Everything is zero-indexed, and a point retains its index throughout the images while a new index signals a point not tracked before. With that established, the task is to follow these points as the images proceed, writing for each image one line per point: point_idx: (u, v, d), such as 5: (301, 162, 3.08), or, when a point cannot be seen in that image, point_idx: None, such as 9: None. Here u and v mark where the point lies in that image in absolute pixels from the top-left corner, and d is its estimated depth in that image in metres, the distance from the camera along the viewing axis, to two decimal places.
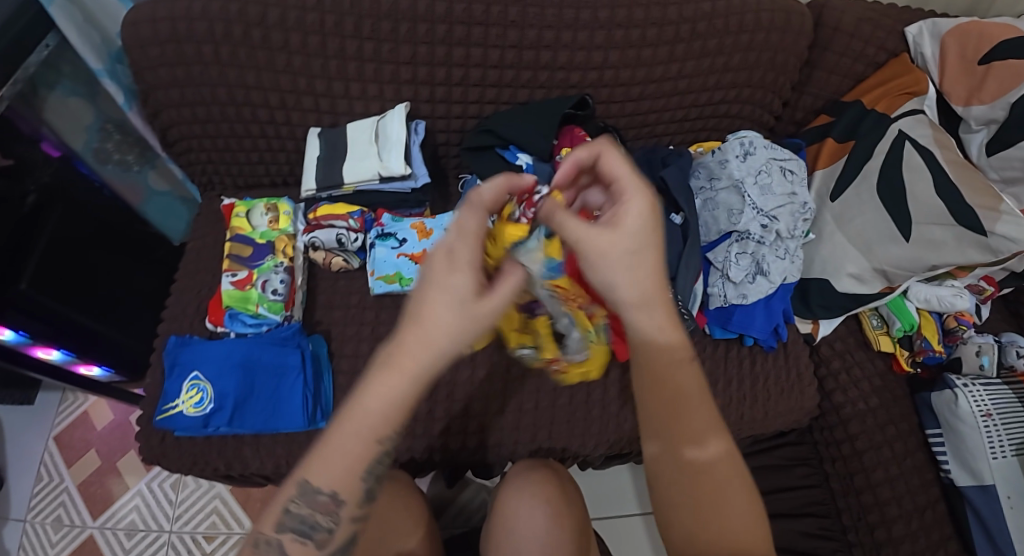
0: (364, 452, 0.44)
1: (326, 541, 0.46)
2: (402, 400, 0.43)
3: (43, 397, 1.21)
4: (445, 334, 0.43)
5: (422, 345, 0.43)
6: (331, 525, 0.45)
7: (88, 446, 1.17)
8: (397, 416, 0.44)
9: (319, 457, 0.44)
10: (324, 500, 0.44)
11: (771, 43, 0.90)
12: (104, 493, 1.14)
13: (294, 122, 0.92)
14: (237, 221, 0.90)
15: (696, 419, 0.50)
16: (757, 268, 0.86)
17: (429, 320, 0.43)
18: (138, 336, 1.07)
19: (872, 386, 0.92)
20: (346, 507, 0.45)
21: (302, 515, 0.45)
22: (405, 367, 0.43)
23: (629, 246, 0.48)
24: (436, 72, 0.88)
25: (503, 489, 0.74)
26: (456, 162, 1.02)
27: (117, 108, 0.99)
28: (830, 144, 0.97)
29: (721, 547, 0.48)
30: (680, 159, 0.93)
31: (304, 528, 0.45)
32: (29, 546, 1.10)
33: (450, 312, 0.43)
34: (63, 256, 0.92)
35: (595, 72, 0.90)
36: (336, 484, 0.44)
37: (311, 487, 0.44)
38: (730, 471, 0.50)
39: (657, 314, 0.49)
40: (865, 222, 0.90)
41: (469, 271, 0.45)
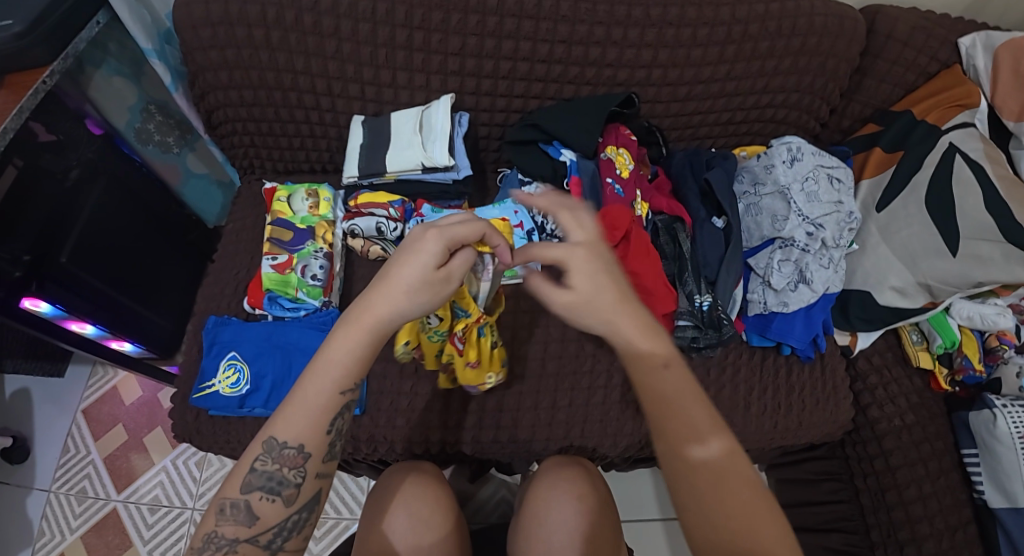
0: (326, 403, 0.48)
1: (292, 496, 0.48)
2: (364, 348, 0.49)
3: (73, 370, 1.23)
4: (406, 292, 0.48)
5: (382, 300, 0.48)
6: (299, 479, 0.48)
7: (115, 420, 1.19)
8: (358, 362, 0.49)
9: (285, 412, 0.48)
10: (292, 454, 0.47)
11: (823, 48, 0.88)
12: (129, 468, 1.15)
13: (338, 109, 0.92)
14: (278, 205, 0.91)
15: (699, 425, 0.47)
16: (799, 276, 0.84)
17: (394, 282, 0.48)
18: (168, 315, 1.08)
19: (908, 403, 0.90)
20: (312, 461, 0.48)
21: (270, 471, 0.48)
22: (368, 320, 0.48)
23: (582, 301, 0.50)
24: (483, 64, 0.87)
25: (534, 484, 0.74)
26: (495, 157, 1.02)
27: (161, 89, 0.99)
28: (879, 153, 0.95)
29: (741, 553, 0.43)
30: (726, 162, 0.92)
31: (272, 484, 0.48)
32: (53, 516, 1.12)
33: (414, 278, 0.48)
34: (102, 232, 0.92)
35: (643, 70, 0.89)
36: (303, 436, 0.48)
37: (278, 441, 0.47)
38: (738, 469, 0.46)
39: (634, 326, 0.51)
40: (912, 234, 0.88)
41: (436, 239, 0.49)
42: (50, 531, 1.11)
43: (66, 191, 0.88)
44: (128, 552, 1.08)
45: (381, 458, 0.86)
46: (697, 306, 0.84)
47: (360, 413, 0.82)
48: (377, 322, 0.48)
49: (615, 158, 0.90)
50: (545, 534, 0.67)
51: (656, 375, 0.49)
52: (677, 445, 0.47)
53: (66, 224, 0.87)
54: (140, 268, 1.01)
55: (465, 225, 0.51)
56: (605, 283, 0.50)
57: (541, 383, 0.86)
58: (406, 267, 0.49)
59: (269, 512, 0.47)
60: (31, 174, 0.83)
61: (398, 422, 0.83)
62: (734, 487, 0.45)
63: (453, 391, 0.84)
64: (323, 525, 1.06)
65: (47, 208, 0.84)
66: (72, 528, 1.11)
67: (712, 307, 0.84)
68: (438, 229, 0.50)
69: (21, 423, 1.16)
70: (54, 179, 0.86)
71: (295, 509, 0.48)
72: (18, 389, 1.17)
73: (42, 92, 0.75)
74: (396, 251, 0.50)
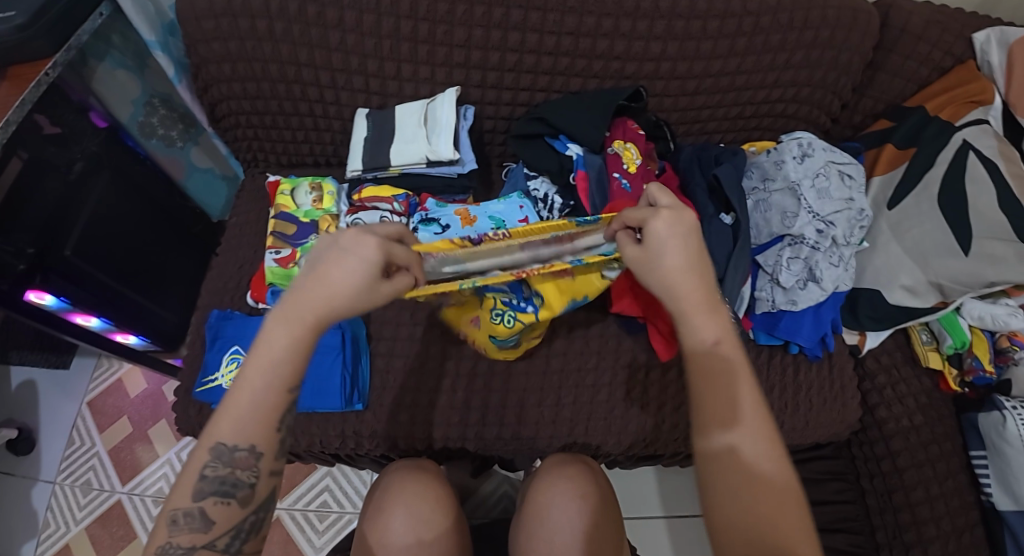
0: (274, 401, 0.48)
1: (247, 496, 0.48)
2: (305, 348, 0.49)
3: (78, 362, 1.23)
4: (343, 297, 0.49)
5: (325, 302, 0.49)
6: (253, 479, 0.48)
7: (120, 412, 1.19)
8: (300, 361, 0.49)
9: (230, 416, 0.47)
10: (243, 455, 0.47)
11: (836, 41, 0.86)
12: (134, 460, 1.15)
13: (343, 102, 0.91)
14: (282, 198, 0.90)
15: (737, 406, 0.48)
16: (809, 274, 0.83)
17: (337, 285, 0.49)
18: (171, 308, 1.08)
19: (917, 403, 0.89)
20: (265, 459, 0.48)
21: (222, 475, 0.47)
22: (307, 319, 0.49)
23: (650, 258, 0.54)
24: (489, 56, 0.86)
25: (536, 480, 0.73)
26: (500, 150, 1.01)
27: (164, 83, 0.97)
28: (891, 149, 0.93)
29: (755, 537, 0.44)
30: (735, 158, 0.90)
31: (226, 487, 0.47)
32: (58, 508, 1.12)
33: (356, 284, 0.50)
34: (105, 226, 0.92)
35: (652, 63, 0.88)
36: (253, 439, 0.48)
37: (227, 447, 0.47)
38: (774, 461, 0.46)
39: (695, 297, 0.52)
40: (923, 232, 0.86)
41: (380, 248, 0.50)
42: (55, 522, 1.11)
43: (71, 185, 0.87)
44: (133, 543, 1.09)
45: (384, 454, 0.85)
46: None
47: (363, 408, 0.82)
48: (318, 322, 0.49)
49: (622, 153, 0.88)
50: (549, 534, 0.66)
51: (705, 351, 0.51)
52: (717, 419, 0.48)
53: (70, 216, 0.86)
54: (143, 260, 1.01)
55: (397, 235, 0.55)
56: (675, 251, 0.53)
57: (546, 380, 0.85)
58: (346, 271, 0.49)
59: (226, 514, 0.47)
60: (42, 169, 0.81)
61: (402, 418, 0.82)
62: (769, 473, 0.46)
63: (456, 387, 0.84)
64: (328, 519, 1.06)
65: (53, 201, 0.84)
66: (77, 520, 1.11)
67: None
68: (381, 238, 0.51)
69: (28, 414, 1.18)
70: (59, 174, 0.85)
71: (252, 508, 0.49)
72: (25, 380, 1.21)
73: (45, 84, 0.74)
74: (336, 252, 0.50)
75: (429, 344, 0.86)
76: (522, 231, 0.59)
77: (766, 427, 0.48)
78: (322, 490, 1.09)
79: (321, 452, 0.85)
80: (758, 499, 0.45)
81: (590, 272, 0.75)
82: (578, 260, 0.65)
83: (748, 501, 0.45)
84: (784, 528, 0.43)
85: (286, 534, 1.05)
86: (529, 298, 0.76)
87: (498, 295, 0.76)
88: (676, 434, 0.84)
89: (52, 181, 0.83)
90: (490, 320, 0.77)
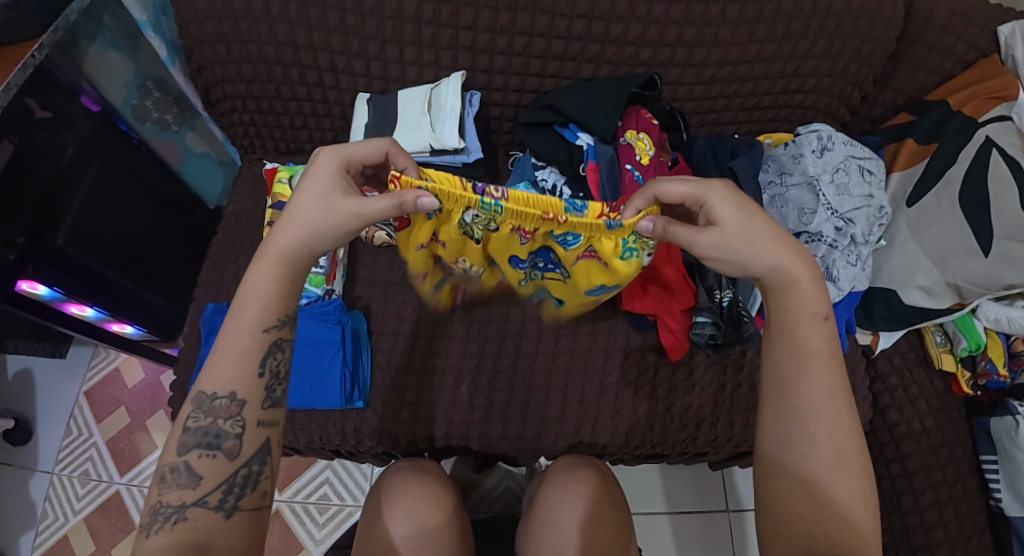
0: (250, 341, 0.49)
1: (234, 448, 0.48)
2: (276, 279, 0.51)
3: (74, 352, 1.21)
4: (301, 221, 0.50)
5: (284, 230, 0.51)
6: (238, 429, 0.48)
7: (118, 403, 1.18)
8: (270, 295, 0.50)
9: (212, 366, 0.49)
10: (224, 404, 0.48)
11: (860, 30, 0.83)
12: (133, 450, 1.14)
13: (342, 86, 0.88)
14: (280, 186, 0.88)
15: (821, 395, 0.49)
16: (824, 273, 0.80)
17: (293, 211, 0.51)
18: (174, 299, 1.06)
19: (928, 406, 0.87)
20: (248, 408, 0.49)
21: (205, 427, 0.47)
22: (271, 251, 0.51)
23: (732, 234, 0.51)
24: (497, 40, 0.83)
25: (546, 484, 0.71)
26: (507, 139, 0.98)
27: (157, 64, 0.92)
28: (911, 145, 0.90)
29: (822, 523, 0.48)
30: (752, 150, 0.86)
31: (210, 439, 0.47)
32: (55, 498, 1.11)
33: (309, 202, 0.51)
34: (99, 213, 0.89)
35: (667, 49, 0.84)
36: (232, 385, 0.48)
37: (207, 394, 0.48)
38: (852, 454, 0.49)
39: (800, 270, 0.51)
40: (943, 232, 0.84)
41: (331, 161, 0.53)
42: (53, 513, 1.10)
43: (63, 171, 0.84)
44: (131, 534, 1.08)
45: (384, 451, 0.83)
46: (717, 302, 0.80)
47: (363, 405, 0.80)
48: (277, 250, 0.50)
49: (635, 144, 0.85)
50: (557, 540, 0.64)
51: (805, 327, 0.50)
52: (796, 408, 0.49)
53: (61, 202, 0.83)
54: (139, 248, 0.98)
55: (364, 149, 0.55)
56: (755, 214, 0.52)
57: (552, 378, 0.83)
58: (302, 197, 0.52)
59: (212, 467, 0.47)
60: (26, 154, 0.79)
61: (403, 415, 0.81)
62: (844, 461, 0.49)
63: (459, 385, 0.82)
64: (330, 512, 1.05)
65: (42, 188, 0.81)
66: (75, 511, 1.10)
67: (732, 303, 0.80)
68: (337, 155, 0.54)
69: (25, 403, 1.17)
70: (49, 159, 0.83)
71: (243, 463, 0.48)
72: (21, 369, 1.19)
73: (31, 67, 0.70)
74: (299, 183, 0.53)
75: (434, 338, 0.84)
76: (519, 197, 0.55)
77: (847, 421, 0.49)
78: (322, 483, 1.08)
79: (322, 448, 0.84)
80: (819, 497, 0.49)
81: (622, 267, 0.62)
82: (615, 220, 0.56)
83: (811, 496, 0.49)
84: (850, 517, 0.48)
85: (286, 526, 1.04)
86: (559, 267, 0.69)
87: (526, 264, 0.70)
88: (683, 435, 0.82)
89: (41, 169, 0.81)
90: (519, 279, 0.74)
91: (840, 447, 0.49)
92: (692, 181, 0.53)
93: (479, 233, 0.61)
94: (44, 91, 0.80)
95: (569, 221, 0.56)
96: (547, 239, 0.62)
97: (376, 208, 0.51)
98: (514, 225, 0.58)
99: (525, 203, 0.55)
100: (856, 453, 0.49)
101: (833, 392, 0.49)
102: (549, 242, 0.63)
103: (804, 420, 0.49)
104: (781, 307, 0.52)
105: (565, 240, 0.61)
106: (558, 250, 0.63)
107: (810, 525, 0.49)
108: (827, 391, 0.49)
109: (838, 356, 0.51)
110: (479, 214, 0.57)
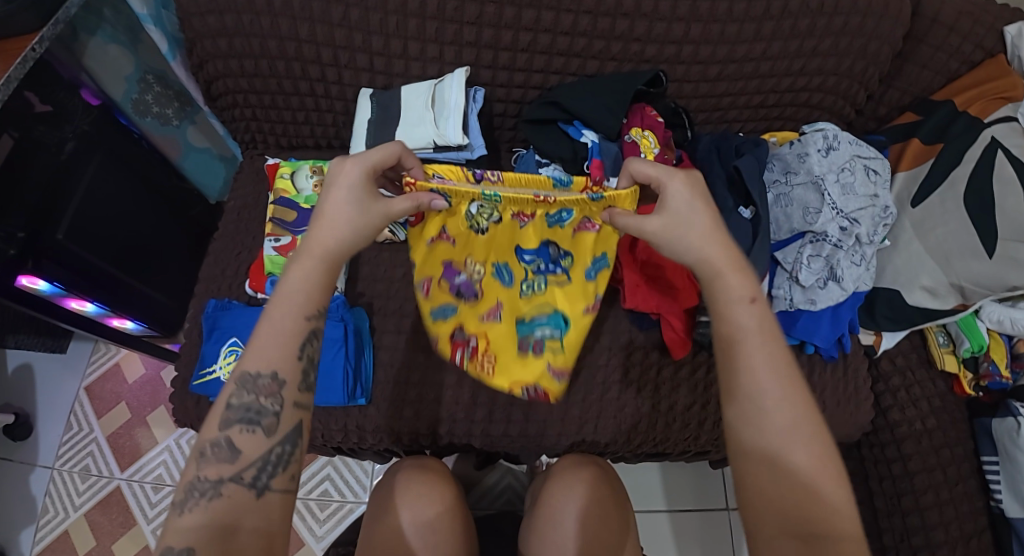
0: (294, 326, 0.48)
1: (273, 426, 0.46)
2: (318, 271, 0.50)
3: (75, 346, 1.21)
4: (344, 219, 0.52)
5: (326, 228, 0.51)
6: (278, 408, 0.47)
7: (119, 398, 1.17)
8: (314, 285, 0.50)
9: (252, 348, 0.47)
10: (266, 383, 0.46)
11: (866, 28, 0.82)
12: (133, 445, 1.14)
13: (344, 81, 0.87)
14: (282, 182, 0.87)
15: (763, 370, 0.46)
16: (829, 273, 0.79)
17: (333, 211, 0.52)
18: (173, 295, 1.06)
19: (931, 406, 0.87)
20: (289, 388, 0.47)
21: (247, 404, 0.46)
22: (314, 248, 0.50)
23: (671, 221, 0.54)
24: (501, 36, 0.82)
25: (550, 482, 0.71)
26: (510, 135, 0.97)
27: (160, 61, 0.91)
28: (916, 145, 0.89)
29: (792, 510, 0.43)
30: (757, 149, 0.86)
31: (251, 415, 0.46)
32: (56, 494, 1.11)
33: (346, 203, 0.52)
34: (100, 208, 0.88)
35: (673, 46, 0.84)
36: (275, 364, 0.47)
37: (251, 374, 0.46)
38: (810, 432, 0.45)
39: (722, 260, 0.52)
40: (947, 233, 0.83)
41: (358, 165, 0.54)
42: (53, 508, 1.10)
43: (63, 165, 0.84)
44: (132, 530, 1.08)
45: (386, 448, 0.83)
46: None
47: (365, 403, 0.80)
48: (323, 247, 0.50)
49: (639, 141, 0.85)
50: (561, 539, 0.64)
51: (735, 308, 0.49)
52: (739, 390, 0.47)
53: (62, 196, 0.83)
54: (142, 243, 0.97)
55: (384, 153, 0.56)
56: (697, 204, 0.55)
57: None
58: (338, 199, 0.52)
59: (251, 443, 0.45)
60: (27, 146, 0.79)
61: (405, 413, 0.80)
62: (806, 439, 0.44)
63: (462, 383, 0.82)
64: (331, 508, 1.05)
65: (43, 182, 0.80)
66: (76, 506, 1.10)
67: None
68: (362, 158, 0.54)
69: (25, 398, 1.16)
70: (48, 152, 0.82)
71: (278, 441, 0.46)
72: (21, 364, 1.18)
73: (31, 60, 0.69)
74: (326, 188, 0.53)
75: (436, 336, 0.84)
76: (515, 179, 0.66)
77: (800, 397, 0.46)
78: (323, 479, 1.08)
79: (324, 445, 0.84)
80: (785, 480, 0.44)
81: (609, 234, 0.71)
82: (597, 193, 0.63)
83: (775, 482, 0.44)
84: (820, 500, 0.43)
85: None
86: (559, 263, 0.74)
87: (528, 263, 0.74)
88: (686, 434, 0.82)
89: (40, 163, 0.81)
90: (522, 294, 0.75)
91: (798, 424, 0.45)
92: (659, 166, 0.57)
93: (482, 226, 0.70)
94: (44, 86, 0.80)
95: (558, 200, 0.65)
96: (543, 225, 0.71)
97: (403, 208, 0.57)
98: (515, 212, 0.69)
99: (522, 183, 0.66)
100: (817, 430, 0.45)
101: (776, 365, 0.46)
102: (544, 228, 0.72)
103: (756, 397, 0.46)
104: (713, 298, 0.52)
105: (559, 217, 0.70)
106: (554, 232, 0.72)
107: (782, 513, 0.44)
108: (771, 365, 0.47)
109: (779, 334, 0.49)
110: (483, 205, 0.67)
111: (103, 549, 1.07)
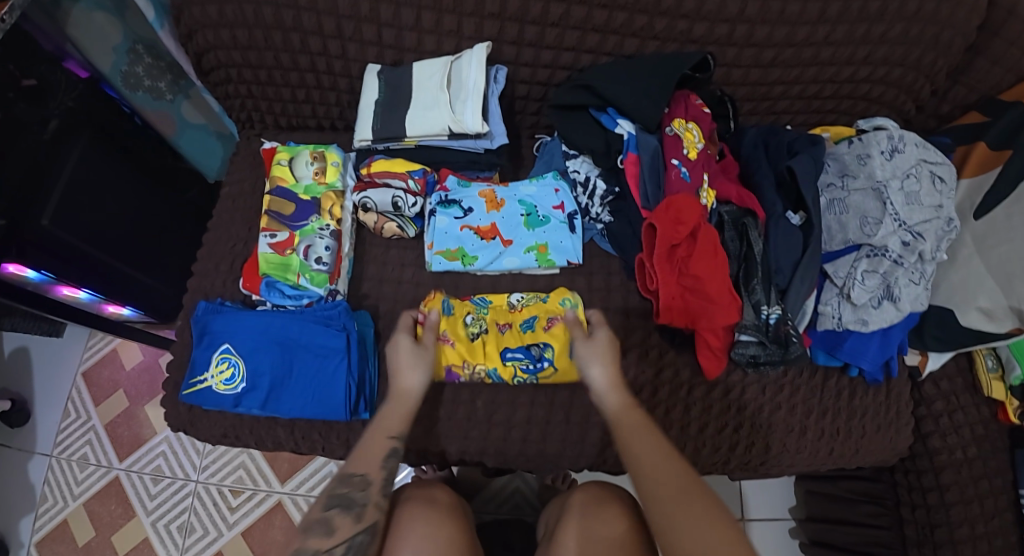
0: (379, 438, 0.61)
1: (361, 516, 0.56)
2: (400, 407, 0.64)
3: (71, 330, 1.13)
4: (411, 367, 0.67)
5: (405, 372, 0.67)
6: (365, 500, 0.57)
7: (116, 386, 1.10)
8: (398, 409, 0.64)
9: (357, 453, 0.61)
10: (359, 479, 0.58)
11: (941, 15, 0.72)
12: (133, 434, 1.08)
13: (350, 55, 0.76)
14: (278, 169, 0.79)
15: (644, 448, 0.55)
16: (885, 291, 0.72)
17: (400, 365, 0.67)
18: (172, 284, 0.97)
19: (973, 434, 0.81)
20: (374, 486, 0.58)
21: (344, 494, 0.57)
22: (396, 393, 0.66)
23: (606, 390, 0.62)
24: (530, 7, 0.71)
25: (567, 516, 0.66)
26: (533, 120, 0.87)
27: (150, 29, 0.81)
28: (982, 150, 0.80)
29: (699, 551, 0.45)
30: (814, 148, 0.76)
31: (345, 503, 0.57)
32: (55, 482, 1.05)
33: (403, 354, 0.68)
34: (89, 192, 0.80)
35: (725, 26, 0.74)
36: (367, 466, 0.59)
37: (349, 473, 0.59)
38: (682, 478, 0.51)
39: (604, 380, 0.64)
40: (1012, 250, 0.74)
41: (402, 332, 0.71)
42: (52, 496, 1.05)
43: (48, 147, 0.75)
44: (129, 522, 1.03)
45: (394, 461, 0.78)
46: (763, 319, 0.71)
47: (369, 417, 0.73)
48: (403, 390, 0.65)
49: (682, 134, 0.76)
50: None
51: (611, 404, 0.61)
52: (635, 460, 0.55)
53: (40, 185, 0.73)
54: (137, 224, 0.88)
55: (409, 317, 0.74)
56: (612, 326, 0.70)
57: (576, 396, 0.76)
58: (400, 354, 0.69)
59: (344, 525, 0.55)
60: (9, 126, 0.70)
61: (414, 429, 0.75)
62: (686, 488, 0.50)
63: (475, 399, 0.76)
64: None
65: (25, 163, 0.72)
66: (75, 495, 1.05)
67: (780, 321, 0.71)
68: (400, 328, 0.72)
69: (22, 383, 1.10)
70: (33, 135, 0.73)
71: (360, 529, 0.56)
72: (17, 347, 1.11)
73: None
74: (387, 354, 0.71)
75: None
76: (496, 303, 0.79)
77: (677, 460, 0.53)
78: (326, 476, 1.04)
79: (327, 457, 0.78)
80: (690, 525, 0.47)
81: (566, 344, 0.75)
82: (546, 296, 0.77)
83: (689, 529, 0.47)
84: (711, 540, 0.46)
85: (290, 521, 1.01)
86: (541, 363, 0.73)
87: (515, 364, 0.74)
88: (716, 459, 0.77)
89: (24, 144, 0.72)
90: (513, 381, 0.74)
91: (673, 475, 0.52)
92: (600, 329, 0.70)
93: (475, 330, 0.75)
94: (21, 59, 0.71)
95: (525, 306, 0.77)
96: (520, 332, 0.75)
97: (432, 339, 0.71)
98: (500, 326, 0.76)
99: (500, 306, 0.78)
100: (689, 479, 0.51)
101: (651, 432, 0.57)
102: (524, 334, 0.75)
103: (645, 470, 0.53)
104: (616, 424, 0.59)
105: (527, 322, 0.76)
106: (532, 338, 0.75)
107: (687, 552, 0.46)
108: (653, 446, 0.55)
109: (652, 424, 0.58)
110: (476, 315, 0.77)
111: (103, 541, 1.02)
